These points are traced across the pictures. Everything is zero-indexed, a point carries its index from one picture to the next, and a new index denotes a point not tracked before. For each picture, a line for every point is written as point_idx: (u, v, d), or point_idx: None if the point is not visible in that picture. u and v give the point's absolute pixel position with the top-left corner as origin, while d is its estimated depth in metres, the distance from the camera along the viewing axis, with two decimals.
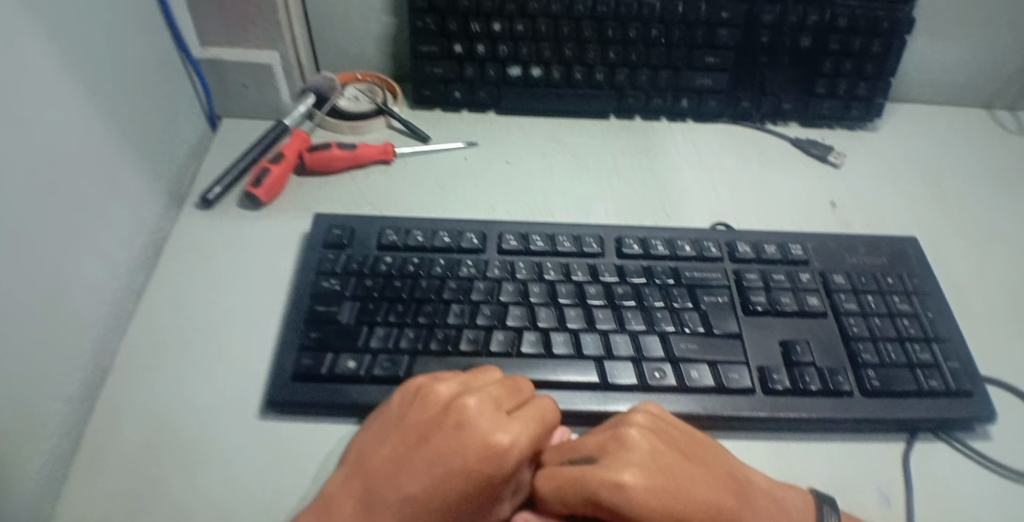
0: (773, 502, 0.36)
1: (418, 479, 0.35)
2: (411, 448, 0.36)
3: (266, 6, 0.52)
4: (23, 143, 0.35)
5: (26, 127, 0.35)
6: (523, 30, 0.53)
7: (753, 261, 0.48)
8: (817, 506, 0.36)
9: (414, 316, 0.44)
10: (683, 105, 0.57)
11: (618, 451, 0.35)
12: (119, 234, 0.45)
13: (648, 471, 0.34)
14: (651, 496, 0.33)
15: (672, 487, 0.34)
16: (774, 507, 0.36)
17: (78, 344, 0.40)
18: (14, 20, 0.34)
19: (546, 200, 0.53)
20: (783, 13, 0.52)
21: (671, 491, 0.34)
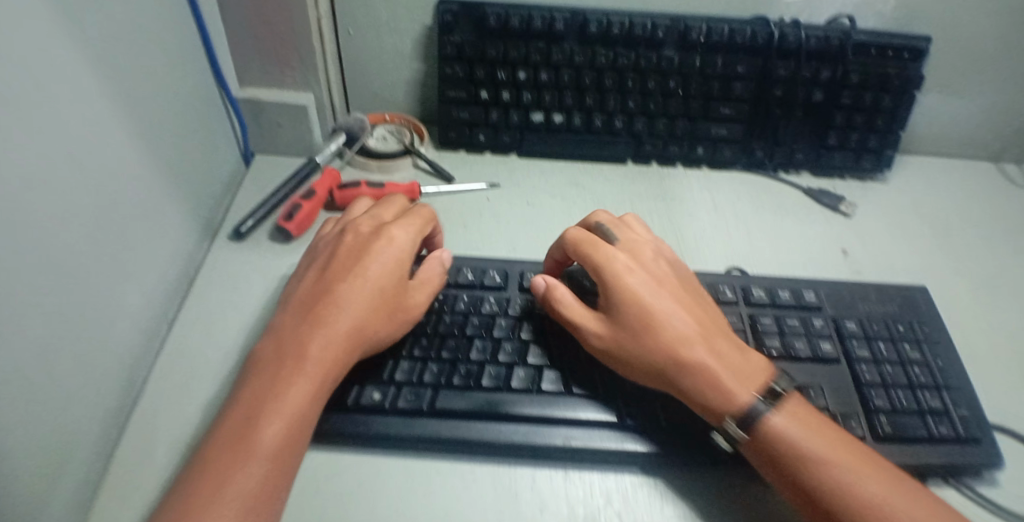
0: (725, 356, 0.41)
1: (352, 291, 0.43)
2: (337, 273, 0.45)
3: (304, 51, 0.55)
4: (71, 179, 0.37)
5: (76, 164, 0.37)
6: (547, 79, 0.55)
7: (768, 306, 0.49)
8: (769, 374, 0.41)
9: (437, 351, 0.45)
10: (699, 152, 0.59)
11: (613, 260, 0.45)
12: (155, 263, 0.47)
13: (633, 284, 0.44)
14: (631, 301, 0.43)
15: (651, 302, 0.43)
16: (722, 355, 0.41)
17: (112, 369, 0.42)
18: (63, 66, 0.36)
19: None
20: (797, 68, 0.55)
21: (649, 288, 0.44)
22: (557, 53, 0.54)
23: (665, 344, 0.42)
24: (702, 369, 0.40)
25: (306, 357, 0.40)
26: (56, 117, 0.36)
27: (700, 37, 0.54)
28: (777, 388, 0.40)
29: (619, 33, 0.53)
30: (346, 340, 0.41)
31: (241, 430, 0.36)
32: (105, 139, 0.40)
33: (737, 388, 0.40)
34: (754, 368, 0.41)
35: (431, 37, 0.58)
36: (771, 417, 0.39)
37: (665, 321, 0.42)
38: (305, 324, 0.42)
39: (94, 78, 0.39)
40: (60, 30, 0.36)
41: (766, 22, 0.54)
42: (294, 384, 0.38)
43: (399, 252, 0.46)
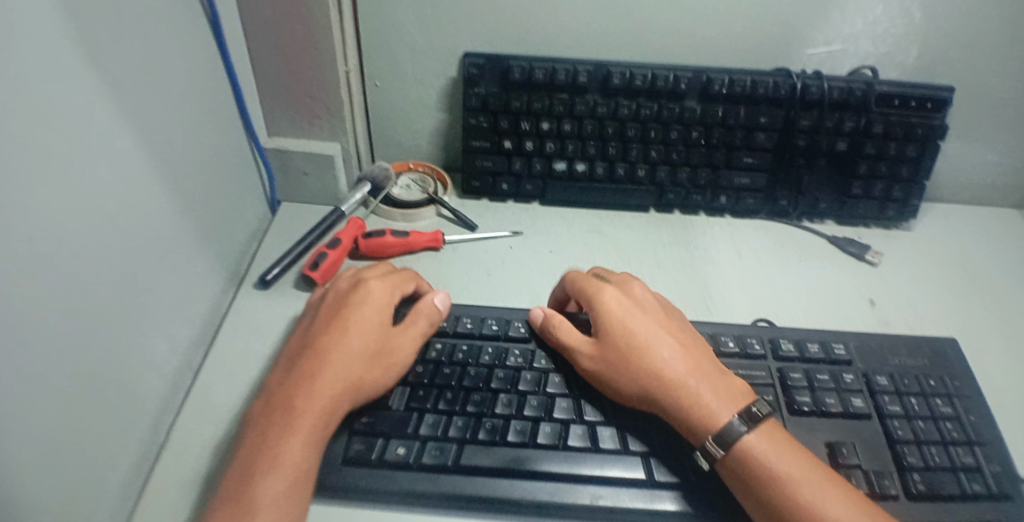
0: (708, 378, 0.43)
1: (336, 341, 0.44)
2: (322, 328, 0.46)
3: (332, 103, 0.56)
4: (106, 236, 0.38)
5: (113, 222, 0.38)
6: (570, 129, 0.56)
7: (797, 360, 0.48)
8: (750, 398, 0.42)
9: (462, 404, 0.44)
10: (722, 201, 0.59)
11: (598, 288, 0.48)
12: (182, 314, 0.47)
13: (614, 310, 0.46)
14: (612, 326, 0.45)
15: (632, 328, 0.45)
16: (704, 378, 0.43)
17: (134, 423, 0.42)
18: (106, 128, 0.37)
19: None
20: (819, 119, 0.55)
21: (633, 313, 0.46)
22: (580, 104, 0.55)
23: (645, 366, 0.43)
24: (682, 391, 0.42)
25: (295, 412, 0.40)
26: (96, 176, 0.36)
27: (722, 89, 0.54)
28: (755, 410, 0.41)
29: (641, 85, 0.54)
30: (334, 390, 0.41)
31: (240, 488, 0.37)
32: (139, 194, 0.41)
33: (716, 408, 0.41)
34: (733, 391, 0.42)
35: (456, 88, 0.59)
36: (746, 435, 0.40)
37: (643, 342, 0.44)
38: (291, 381, 0.42)
39: (132, 135, 0.40)
40: (103, 90, 0.37)
41: (788, 74, 0.55)
42: (286, 440, 0.39)
43: (378, 305, 0.47)
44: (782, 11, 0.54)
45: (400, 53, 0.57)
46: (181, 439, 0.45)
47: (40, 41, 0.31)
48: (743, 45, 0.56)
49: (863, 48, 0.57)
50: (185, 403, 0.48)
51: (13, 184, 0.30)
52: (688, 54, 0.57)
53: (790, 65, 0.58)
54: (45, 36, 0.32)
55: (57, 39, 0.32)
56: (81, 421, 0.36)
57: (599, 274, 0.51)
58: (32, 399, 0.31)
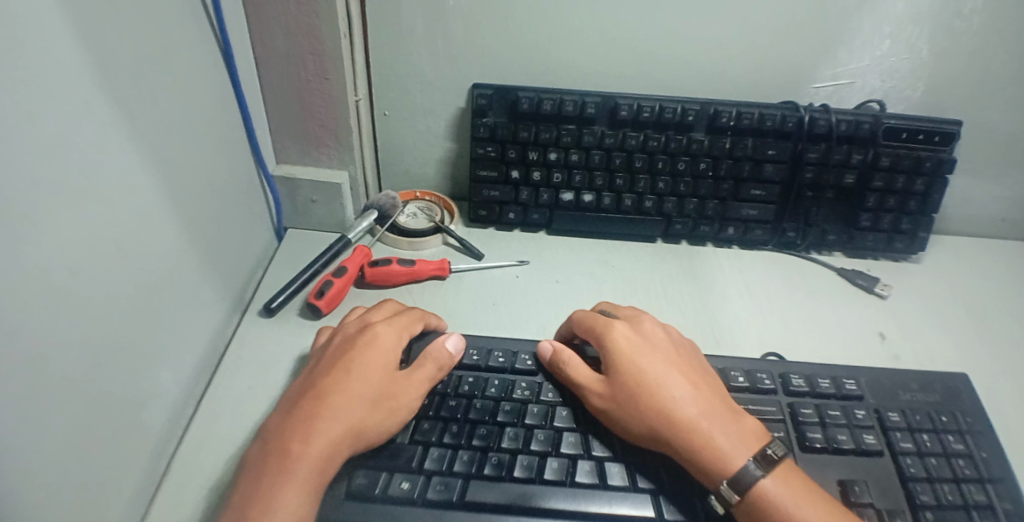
0: (723, 421, 0.42)
1: (341, 383, 0.43)
2: (326, 369, 0.45)
3: (341, 133, 0.56)
4: (116, 265, 0.38)
5: (122, 251, 0.38)
6: (578, 160, 0.56)
7: (808, 395, 0.47)
8: (768, 440, 0.42)
9: (468, 438, 0.44)
10: (730, 233, 0.59)
11: (607, 325, 0.47)
12: (187, 343, 0.47)
13: (624, 348, 0.46)
14: (623, 365, 0.45)
15: (643, 367, 0.45)
16: (719, 421, 0.42)
17: (133, 455, 0.41)
18: (117, 157, 0.37)
19: None
20: (827, 151, 0.55)
21: (645, 351, 0.46)
22: (588, 135, 0.55)
23: (658, 408, 0.42)
24: (695, 435, 0.41)
25: (295, 459, 0.39)
26: (107, 205, 0.36)
27: (730, 121, 0.54)
28: (770, 453, 0.40)
29: (649, 117, 0.54)
30: (335, 433, 0.40)
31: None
32: (148, 223, 0.41)
33: (731, 452, 0.40)
34: (748, 434, 0.42)
35: (465, 118, 0.59)
36: (762, 479, 0.39)
37: (656, 382, 0.44)
38: (291, 423, 0.41)
39: (143, 165, 0.40)
40: (115, 120, 0.37)
41: (795, 107, 0.55)
42: (284, 488, 0.38)
43: (387, 348, 0.46)
44: (789, 46, 0.55)
45: (410, 83, 0.57)
46: (181, 471, 0.45)
47: (56, 75, 0.32)
48: (750, 78, 0.57)
49: (869, 82, 0.57)
50: (186, 433, 0.47)
51: (21, 218, 0.30)
52: (695, 86, 0.57)
53: (797, 98, 0.58)
54: (62, 69, 0.32)
55: (73, 72, 0.33)
56: (80, 455, 0.35)
57: (608, 312, 0.50)
58: (34, 428, 0.31)
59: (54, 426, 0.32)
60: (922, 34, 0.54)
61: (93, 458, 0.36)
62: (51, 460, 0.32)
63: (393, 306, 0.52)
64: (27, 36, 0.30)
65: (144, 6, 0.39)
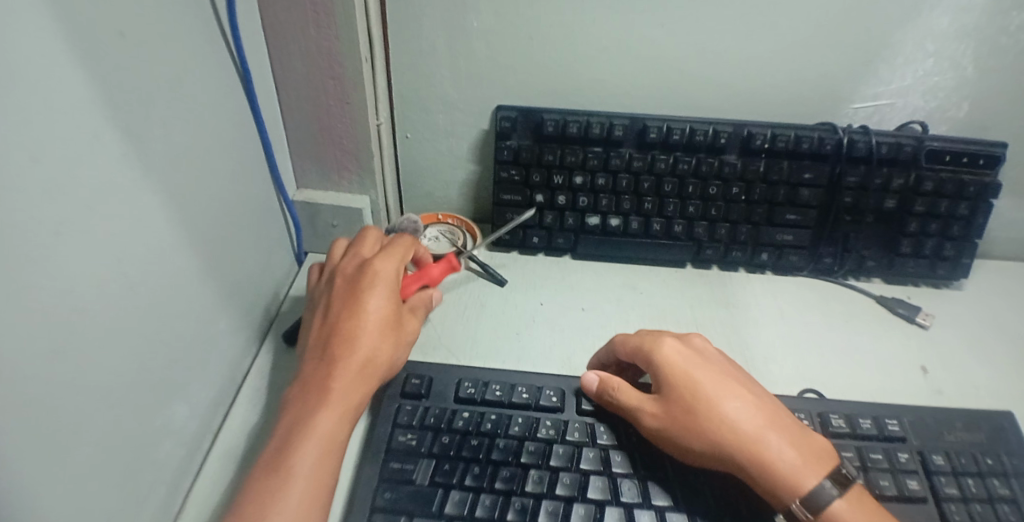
0: (786, 432, 0.41)
1: (351, 321, 0.46)
2: (334, 308, 0.47)
3: (360, 157, 0.55)
4: (129, 307, 0.37)
5: (135, 291, 0.38)
6: (604, 183, 0.54)
7: (848, 437, 0.45)
8: (839, 458, 0.41)
9: (490, 480, 0.42)
10: (764, 258, 0.56)
11: (656, 341, 0.46)
12: (204, 376, 0.47)
13: (678, 363, 0.44)
14: (678, 381, 0.43)
15: (699, 381, 0.43)
16: (783, 434, 0.41)
17: (148, 494, 0.41)
18: (127, 196, 0.36)
19: None
20: (867, 175, 0.52)
21: (697, 364, 0.44)
22: (615, 158, 0.53)
23: (721, 425, 0.41)
24: (762, 452, 0.40)
25: (325, 393, 0.42)
26: (117, 249, 0.35)
27: (764, 144, 0.52)
28: (844, 472, 0.40)
29: (679, 140, 0.52)
30: (358, 371, 0.44)
31: (276, 461, 0.39)
32: (161, 260, 0.40)
33: (800, 472, 0.39)
34: (814, 450, 0.40)
35: (487, 139, 0.58)
36: (835, 499, 0.39)
37: (712, 398, 0.42)
38: (315, 368, 0.44)
39: (156, 201, 0.39)
40: (125, 155, 0.36)
41: (833, 129, 0.52)
42: (316, 421, 0.41)
43: (387, 280, 0.49)
44: (825, 65, 0.52)
45: (431, 105, 0.56)
46: (197, 508, 0.44)
47: (61, 115, 0.31)
48: (785, 99, 0.54)
49: (912, 103, 0.54)
50: (203, 467, 0.47)
51: (21, 258, 0.28)
52: (727, 106, 0.55)
53: (833, 119, 0.56)
54: (67, 108, 0.31)
55: (78, 109, 0.32)
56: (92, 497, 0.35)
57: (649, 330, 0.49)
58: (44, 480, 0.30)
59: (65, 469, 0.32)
60: (968, 53, 0.51)
61: (107, 499, 0.36)
62: (62, 506, 0.32)
63: (379, 236, 0.53)
64: (35, 82, 0.29)
65: (155, 38, 0.38)
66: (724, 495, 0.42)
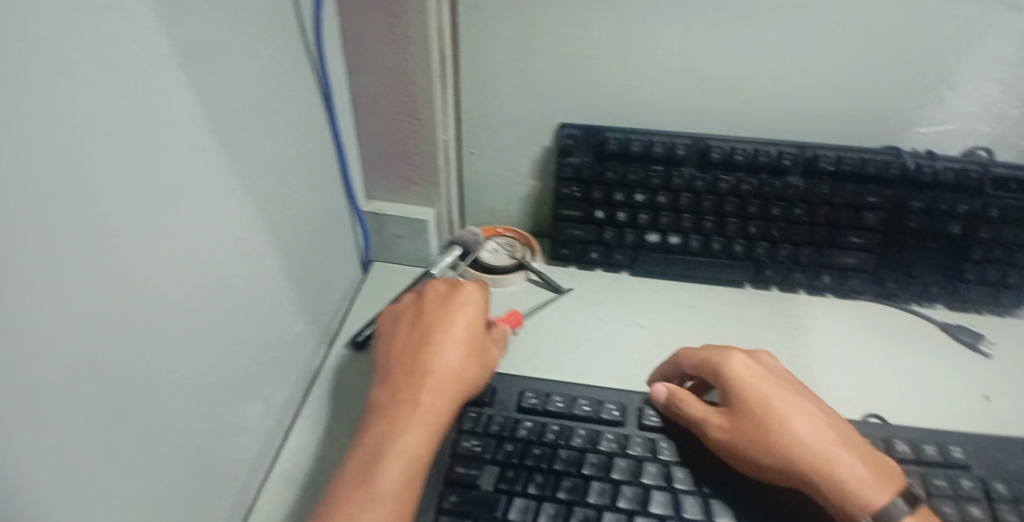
0: (857, 451, 0.42)
1: (441, 340, 0.48)
2: (423, 327, 0.50)
3: (428, 171, 0.56)
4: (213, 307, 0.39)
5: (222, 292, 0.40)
6: (665, 201, 0.55)
7: (911, 462, 0.45)
8: (906, 478, 0.41)
9: (553, 489, 0.43)
10: (825, 280, 0.56)
11: (724, 355, 0.47)
12: (279, 376, 0.49)
13: (748, 377, 0.45)
14: (749, 394, 0.44)
15: (769, 396, 0.44)
16: (854, 453, 0.41)
17: (226, 484, 0.43)
18: (220, 202, 0.38)
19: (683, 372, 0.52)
20: (933, 199, 0.52)
21: (767, 381, 0.45)
22: (677, 177, 0.54)
23: (791, 439, 0.42)
24: (833, 466, 0.41)
25: (414, 410, 0.44)
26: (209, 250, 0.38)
27: (828, 165, 0.53)
28: (913, 491, 0.40)
29: (742, 160, 0.53)
30: (445, 388, 0.45)
31: (365, 474, 0.41)
32: (248, 264, 0.42)
33: (871, 488, 0.40)
34: (884, 470, 0.41)
35: (549, 156, 0.59)
36: (907, 517, 0.39)
37: (783, 413, 0.43)
38: (402, 383, 0.46)
39: (245, 209, 0.41)
40: (221, 167, 0.38)
41: (898, 153, 0.53)
42: (407, 436, 0.43)
43: (476, 306, 0.51)
44: (892, 90, 0.53)
45: (496, 121, 0.58)
46: (269, 505, 0.46)
47: (167, 126, 0.33)
48: (848, 123, 0.55)
49: (978, 129, 0.54)
50: (274, 463, 0.49)
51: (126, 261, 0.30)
52: (789, 128, 0.56)
53: (898, 143, 0.56)
54: (175, 120, 0.33)
55: (184, 123, 0.34)
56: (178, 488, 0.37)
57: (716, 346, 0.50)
58: (132, 462, 0.32)
59: (154, 462, 0.34)
60: None
61: (189, 486, 0.38)
62: (146, 490, 0.34)
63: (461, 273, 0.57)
64: (147, 97, 0.31)
65: (253, 57, 0.40)
66: (788, 512, 0.43)
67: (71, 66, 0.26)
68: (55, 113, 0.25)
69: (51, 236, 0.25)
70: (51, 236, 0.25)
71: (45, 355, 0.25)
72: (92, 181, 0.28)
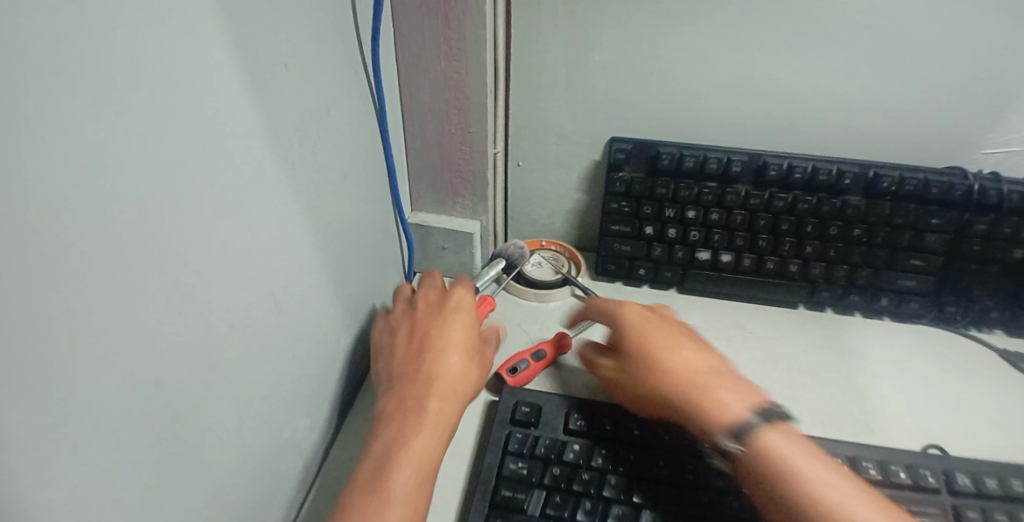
0: (730, 381, 0.44)
1: (443, 343, 0.48)
2: (417, 330, 0.49)
3: (478, 183, 0.56)
4: (269, 326, 0.38)
5: (277, 312, 0.39)
6: (718, 219, 0.54)
7: (973, 497, 0.42)
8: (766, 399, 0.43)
9: (601, 516, 0.42)
10: (882, 303, 0.55)
11: (621, 305, 0.52)
12: (324, 391, 0.49)
13: (634, 321, 0.50)
14: (632, 336, 0.49)
15: (649, 335, 0.48)
16: (726, 382, 0.44)
17: (271, 501, 0.42)
18: (281, 221, 0.37)
19: None
20: (997, 223, 0.50)
21: (652, 325, 0.49)
22: (731, 195, 0.53)
23: (660, 369, 0.46)
24: (698, 391, 0.43)
25: (424, 415, 0.43)
26: (269, 270, 0.37)
27: (891, 186, 0.51)
28: (769, 408, 0.42)
29: (800, 179, 0.52)
30: (454, 393, 0.45)
31: (376, 477, 0.39)
32: (303, 282, 0.42)
33: (732, 406, 0.42)
34: (749, 394, 0.43)
35: (597, 170, 0.58)
36: (757, 427, 0.40)
37: (654, 347, 0.47)
38: (410, 386, 0.45)
39: (302, 227, 0.40)
40: (282, 185, 0.37)
41: (963, 174, 0.51)
42: (417, 438, 0.41)
43: (469, 310, 0.52)
44: (959, 109, 0.51)
45: (545, 133, 0.56)
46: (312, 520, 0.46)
47: (233, 145, 0.32)
48: (911, 142, 0.53)
49: None
50: (315, 477, 0.49)
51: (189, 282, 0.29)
52: (851, 146, 0.54)
53: (963, 164, 0.54)
54: (243, 139, 0.32)
55: (247, 141, 0.33)
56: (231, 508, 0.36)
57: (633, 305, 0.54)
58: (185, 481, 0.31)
59: (206, 482, 0.33)
60: None
61: (238, 505, 0.37)
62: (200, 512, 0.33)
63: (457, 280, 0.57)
64: (211, 115, 0.30)
65: (314, 71, 0.39)
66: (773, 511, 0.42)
67: (138, 83, 0.25)
68: (124, 135, 0.24)
69: (113, 259, 0.25)
70: (112, 258, 0.25)
71: (103, 378, 0.25)
72: (158, 202, 0.27)
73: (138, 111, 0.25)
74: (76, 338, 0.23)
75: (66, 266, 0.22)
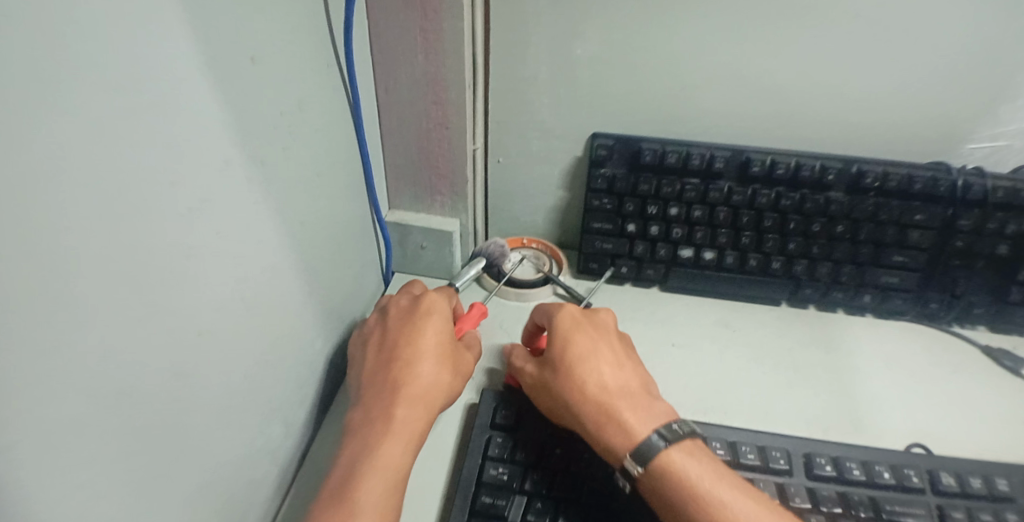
0: (643, 398, 0.43)
1: (411, 350, 0.46)
2: (387, 339, 0.48)
3: (457, 180, 0.54)
4: (244, 328, 0.37)
5: (252, 313, 0.37)
6: (701, 216, 0.53)
7: (958, 497, 0.42)
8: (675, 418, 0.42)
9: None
10: (866, 300, 0.55)
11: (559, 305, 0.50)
12: (300, 394, 0.47)
13: (564, 326, 0.48)
14: (558, 340, 0.47)
15: (573, 342, 0.47)
16: (640, 398, 0.43)
17: (246, 509, 0.41)
18: (254, 220, 0.36)
19: (722, 401, 0.49)
20: (982, 218, 0.50)
21: (580, 330, 0.48)
22: (715, 191, 0.52)
23: (573, 379, 0.44)
24: (608, 406, 0.42)
25: (390, 423, 0.42)
26: (242, 270, 0.35)
27: (875, 182, 0.50)
28: (675, 428, 0.41)
29: (784, 175, 0.51)
30: (424, 400, 0.44)
31: (343, 488, 0.38)
32: (277, 283, 0.40)
33: (636, 425, 0.41)
34: (656, 413, 0.42)
35: (579, 166, 0.57)
36: (661, 451, 0.39)
37: (573, 357, 0.45)
38: (379, 395, 0.44)
39: (275, 225, 0.39)
40: (253, 182, 0.36)
41: (947, 169, 0.51)
42: (385, 448, 0.40)
43: (443, 315, 0.50)
44: (948, 102, 0.50)
45: (527, 128, 0.55)
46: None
47: (203, 140, 0.30)
48: (897, 136, 0.52)
49: None
50: (292, 483, 0.47)
51: (156, 282, 0.28)
52: (836, 141, 0.53)
53: (947, 159, 0.53)
54: (210, 133, 0.31)
55: (216, 134, 0.31)
56: (205, 518, 0.35)
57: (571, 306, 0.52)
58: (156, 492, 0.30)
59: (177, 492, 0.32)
60: None
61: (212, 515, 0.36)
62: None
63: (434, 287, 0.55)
64: (176, 107, 0.28)
65: (285, 62, 0.38)
66: None
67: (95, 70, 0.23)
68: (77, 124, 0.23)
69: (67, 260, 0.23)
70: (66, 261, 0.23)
71: (59, 389, 0.23)
72: (121, 200, 0.25)
73: (96, 101, 0.23)
74: (24, 345, 0.21)
75: (18, 266, 0.21)
